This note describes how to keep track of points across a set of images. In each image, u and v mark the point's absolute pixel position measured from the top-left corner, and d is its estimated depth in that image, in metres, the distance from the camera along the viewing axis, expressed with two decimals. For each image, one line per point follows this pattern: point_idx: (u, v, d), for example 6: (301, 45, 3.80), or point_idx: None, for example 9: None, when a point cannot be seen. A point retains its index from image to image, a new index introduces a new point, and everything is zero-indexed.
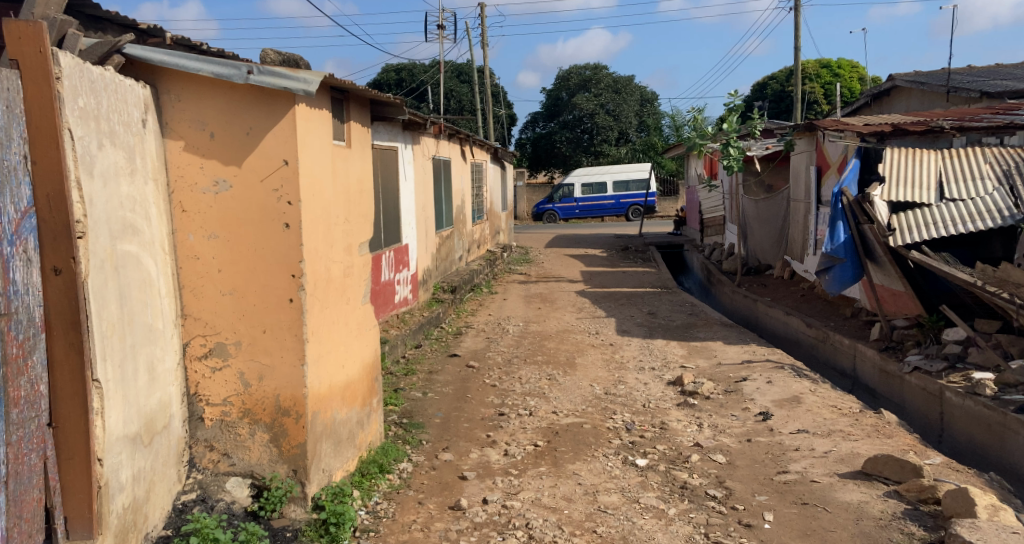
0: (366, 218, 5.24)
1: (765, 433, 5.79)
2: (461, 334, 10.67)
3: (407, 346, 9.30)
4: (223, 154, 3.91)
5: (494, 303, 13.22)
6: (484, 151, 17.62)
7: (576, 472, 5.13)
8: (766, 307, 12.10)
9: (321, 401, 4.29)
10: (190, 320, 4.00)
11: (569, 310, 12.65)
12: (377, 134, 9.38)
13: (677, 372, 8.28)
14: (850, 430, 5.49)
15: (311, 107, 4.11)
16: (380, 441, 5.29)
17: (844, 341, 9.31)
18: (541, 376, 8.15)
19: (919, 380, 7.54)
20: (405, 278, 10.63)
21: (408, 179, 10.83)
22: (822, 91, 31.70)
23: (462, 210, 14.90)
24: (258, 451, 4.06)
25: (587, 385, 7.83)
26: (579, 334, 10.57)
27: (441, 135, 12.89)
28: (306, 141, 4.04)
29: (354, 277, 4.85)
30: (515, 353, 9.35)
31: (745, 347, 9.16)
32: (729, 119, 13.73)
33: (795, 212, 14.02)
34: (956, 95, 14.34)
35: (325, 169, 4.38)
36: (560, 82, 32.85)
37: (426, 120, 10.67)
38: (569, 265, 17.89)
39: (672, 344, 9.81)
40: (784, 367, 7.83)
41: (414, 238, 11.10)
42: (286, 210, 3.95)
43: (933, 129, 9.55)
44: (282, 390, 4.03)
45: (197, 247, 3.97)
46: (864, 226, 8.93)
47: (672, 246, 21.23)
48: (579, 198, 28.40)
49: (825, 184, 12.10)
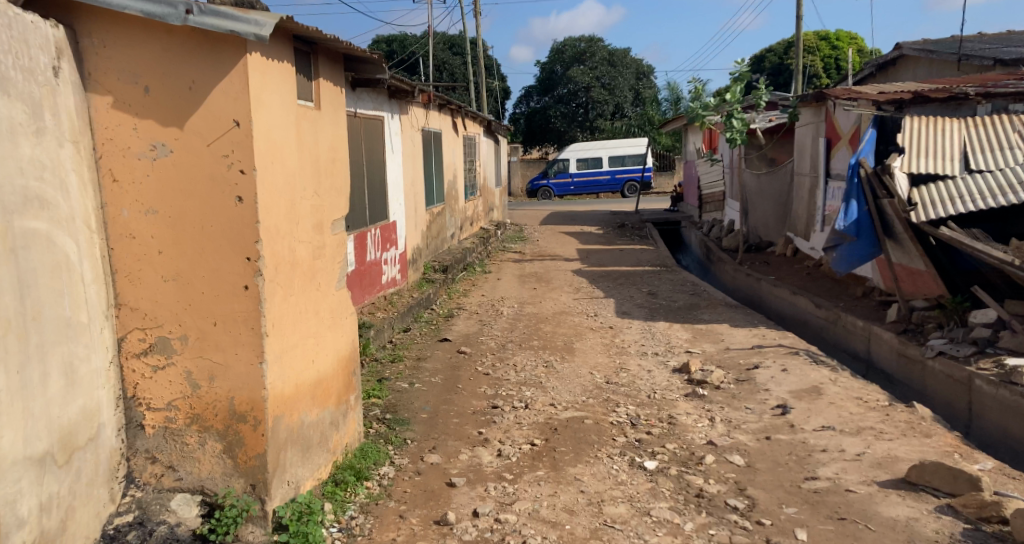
0: (340, 191, 4.64)
1: (786, 430, 5.24)
2: (453, 316, 10.07)
3: (394, 331, 8.70)
4: (160, 114, 3.31)
5: (488, 284, 12.62)
6: (476, 124, 16.95)
7: (579, 477, 4.56)
8: (771, 286, 11.55)
9: (285, 403, 3.70)
10: (127, 311, 3.41)
11: (566, 290, 12.07)
12: (360, 101, 8.75)
13: (683, 358, 7.73)
14: (882, 427, 4.95)
15: (267, 59, 3.49)
16: (358, 442, 4.71)
17: (858, 323, 8.76)
18: (537, 364, 7.57)
19: (944, 365, 7.01)
20: (392, 257, 10.01)
21: (395, 152, 10.21)
22: (822, 64, 30.99)
23: (454, 185, 14.25)
24: (210, 463, 3.48)
25: (587, 373, 7.25)
26: (577, 317, 9.99)
27: (431, 106, 12.23)
28: (260, 99, 3.44)
29: (325, 260, 4.24)
30: (510, 338, 8.76)
31: (753, 331, 8.59)
32: (732, 88, 13.09)
33: (800, 186, 13.46)
34: (969, 63, 13.76)
35: (289, 134, 3.78)
36: (554, 55, 32.09)
37: (414, 87, 10.04)
38: (565, 243, 17.28)
39: (676, 327, 9.25)
40: (799, 352, 7.28)
41: (401, 214, 10.48)
42: (238, 179, 3.35)
43: (956, 96, 8.96)
44: (237, 392, 3.44)
45: (133, 223, 3.38)
46: (881, 201, 8.35)
47: (669, 222, 20.68)
48: (574, 174, 27.69)
49: (836, 156, 11.50)
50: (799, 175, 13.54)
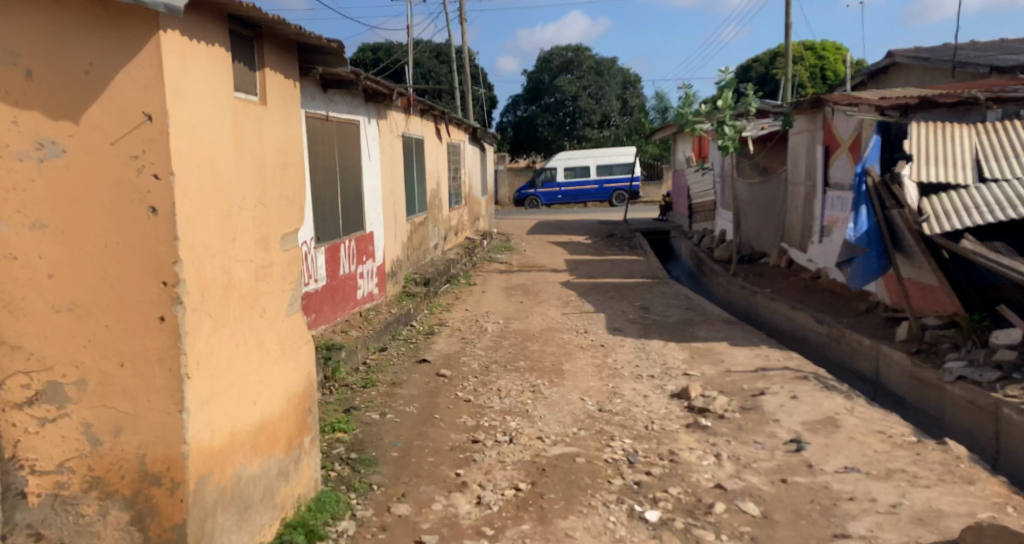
0: (293, 201, 4.02)
1: (803, 472, 4.61)
2: (433, 334, 9.44)
3: (369, 351, 8.05)
4: (49, 102, 2.75)
5: (472, 297, 12.00)
6: (461, 131, 16.30)
7: (570, 533, 3.94)
8: (766, 300, 10.96)
9: (214, 458, 3.06)
10: (8, 350, 2.85)
11: (554, 304, 11.45)
12: (333, 104, 8.16)
13: (681, 382, 7.11)
14: (915, 470, 4.40)
15: (190, 39, 2.93)
16: (315, 492, 4.07)
17: (864, 341, 8.16)
18: (523, 388, 6.95)
19: (965, 391, 6.43)
20: (370, 271, 9.38)
21: (372, 159, 9.57)
22: (809, 74, 30.63)
23: (437, 194, 13.59)
24: (112, 536, 2.95)
25: (578, 399, 6.63)
26: (566, 334, 9.38)
27: (413, 111, 11.61)
28: (182, 89, 2.87)
29: (268, 282, 3.62)
30: (494, 358, 8.13)
31: (754, 350, 7.99)
32: (723, 94, 12.54)
33: (794, 196, 12.95)
34: (963, 71, 13.36)
35: (224, 134, 3.21)
36: (542, 65, 31.60)
37: (392, 90, 9.43)
38: (553, 254, 16.65)
39: (671, 345, 8.63)
40: (808, 377, 6.65)
41: (380, 225, 9.86)
42: (150, 187, 2.81)
43: (964, 101, 8.46)
44: (150, 449, 2.88)
45: (16, 241, 2.81)
46: (891, 211, 7.79)
47: (658, 233, 20.17)
48: (562, 183, 27.08)
49: (835, 165, 10.98)
50: (794, 184, 13.02)
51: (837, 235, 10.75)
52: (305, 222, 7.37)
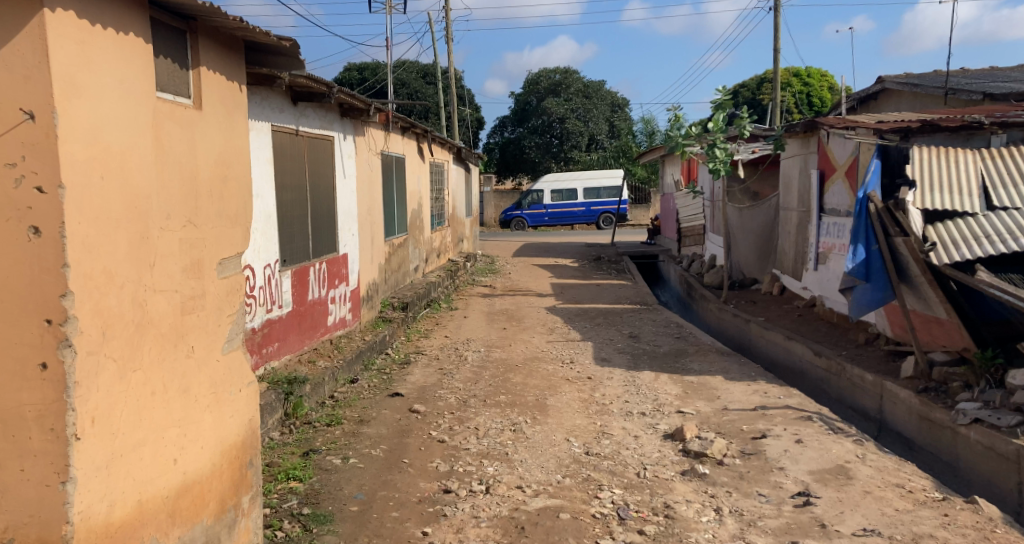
0: (235, 220, 3.58)
1: (817, 534, 4.11)
2: (409, 364, 8.87)
3: (338, 383, 7.58)
4: None
5: (452, 323, 11.47)
6: (445, 151, 15.79)
7: None
8: (761, 329, 10.43)
9: (114, 537, 2.60)
10: None
11: (538, 331, 10.94)
12: (303, 117, 7.73)
13: (674, 420, 6.59)
14: (946, 537, 3.97)
15: (90, 23, 2.48)
16: None
17: (867, 378, 7.61)
18: (502, 428, 6.42)
19: (981, 436, 5.95)
20: (342, 295, 8.84)
21: (348, 177, 9.07)
22: (795, 100, 30.46)
23: (418, 214, 13.07)
24: None
25: (562, 440, 6.10)
26: (550, 365, 8.83)
27: (393, 128, 11.12)
28: (80, 85, 2.45)
29: (198, 314, 3.15)
30: (472, 392, 7.57)
31: (752, 386, 7.46)
32: (715, 116, 12.17)
33: (786, 221, 12.52)
34: (955, 97, 13.01)
35: (141, 142, 2.75)
36: (529, 87, 31.29)
37: (370, 106, 8.96)
38: (539, 277, 16.13)
39: (663, 378, 8.10)
40: (812, 417, 6.13)
41: (355, 246, 9.33)
42: (32, 202, 2.39)
43: (968, 125, 8.00)
44: (24, 529, 2.47)
45: None
46: (894, 240, 7.27)
47: (646, 256, 19.65)
48: (548, 205, 26.63)
49: (830, 191, 10.53)
50: (786, 209, 12.60)
51: (836, 263, 10.28)
52: (269, 242, 6.98)
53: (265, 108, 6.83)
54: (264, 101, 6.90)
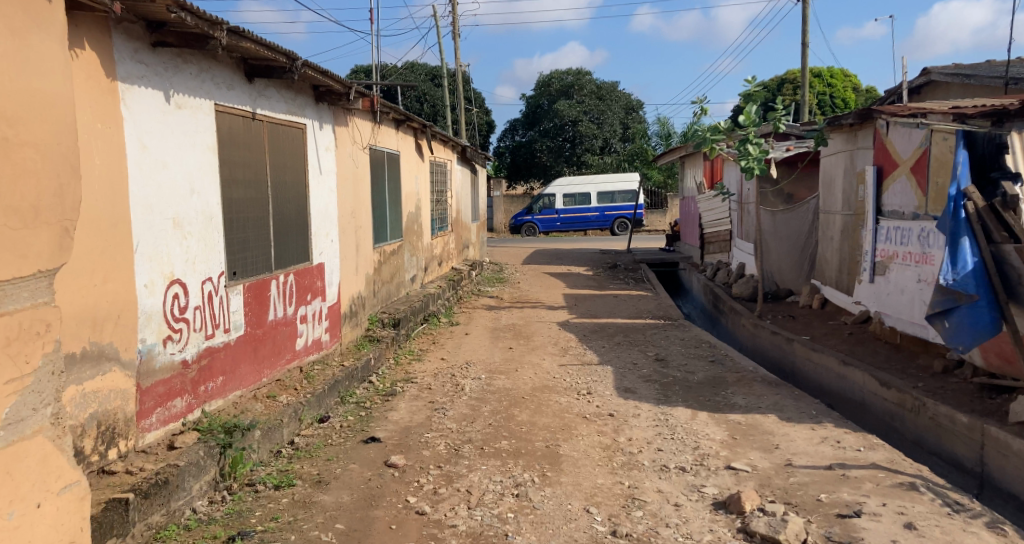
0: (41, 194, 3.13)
1: None
2: (394, 396, 7.39)
3: (302, 424, 6.14)
4: None
5: (451, 341, 10.00)
6: (447, 150, 14.27)
7: None
8: (808, 350, 8.89)
9: None
10: None
11: (549, 351, 9.47)
12: (261, 99, 6.31)
13: (723, 479, 5.11)
14: None
15: None
16: None
17: (962, 421, 6.01)
18: (502, 492, 4.91)
19: None
20: (315, 312, 7.37)
21: (326, 174, 7.64)
22: (819, 102, 28.84)
23: (415, 219, 11.60)
24: None
25: (580, 512, 4.61)
26: (563, 397, 7.34)
27: (382, 120, 9.65)
28: None
29: None
30: (466, 436, 6.09)
31: (819, 432, 5.92)
32: (747, 107, 10.60)
33: (830, 226, 10.99)
34: (1018, 88, 11.45)
35: None
36: (541, 88, 29.80)
37: (350, 89, 7.53)
38: (551, 288, 14.60)
39: (702, 418, 6.59)
40: (913, 484, 4.66)
41: (335, 254, 7.88)
42: None
43: None
44: None
45: None
46: (1004, 247, 5.74)
47: (665, 264, 18.18)
48: (561, 210, 25.20)
49: (889, 190, 9.02)
50: (827, 213, 11.11)
51: (898, 275, 8.74)
52: (210, 249, 5.56)
53: (203, 82, 5.44)
54: (204, 71, 5.50)
